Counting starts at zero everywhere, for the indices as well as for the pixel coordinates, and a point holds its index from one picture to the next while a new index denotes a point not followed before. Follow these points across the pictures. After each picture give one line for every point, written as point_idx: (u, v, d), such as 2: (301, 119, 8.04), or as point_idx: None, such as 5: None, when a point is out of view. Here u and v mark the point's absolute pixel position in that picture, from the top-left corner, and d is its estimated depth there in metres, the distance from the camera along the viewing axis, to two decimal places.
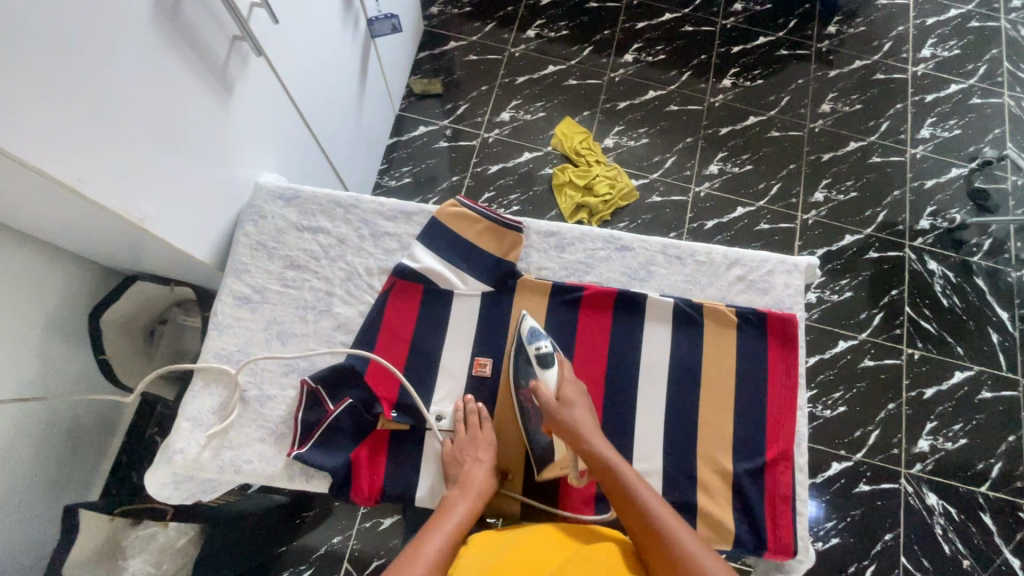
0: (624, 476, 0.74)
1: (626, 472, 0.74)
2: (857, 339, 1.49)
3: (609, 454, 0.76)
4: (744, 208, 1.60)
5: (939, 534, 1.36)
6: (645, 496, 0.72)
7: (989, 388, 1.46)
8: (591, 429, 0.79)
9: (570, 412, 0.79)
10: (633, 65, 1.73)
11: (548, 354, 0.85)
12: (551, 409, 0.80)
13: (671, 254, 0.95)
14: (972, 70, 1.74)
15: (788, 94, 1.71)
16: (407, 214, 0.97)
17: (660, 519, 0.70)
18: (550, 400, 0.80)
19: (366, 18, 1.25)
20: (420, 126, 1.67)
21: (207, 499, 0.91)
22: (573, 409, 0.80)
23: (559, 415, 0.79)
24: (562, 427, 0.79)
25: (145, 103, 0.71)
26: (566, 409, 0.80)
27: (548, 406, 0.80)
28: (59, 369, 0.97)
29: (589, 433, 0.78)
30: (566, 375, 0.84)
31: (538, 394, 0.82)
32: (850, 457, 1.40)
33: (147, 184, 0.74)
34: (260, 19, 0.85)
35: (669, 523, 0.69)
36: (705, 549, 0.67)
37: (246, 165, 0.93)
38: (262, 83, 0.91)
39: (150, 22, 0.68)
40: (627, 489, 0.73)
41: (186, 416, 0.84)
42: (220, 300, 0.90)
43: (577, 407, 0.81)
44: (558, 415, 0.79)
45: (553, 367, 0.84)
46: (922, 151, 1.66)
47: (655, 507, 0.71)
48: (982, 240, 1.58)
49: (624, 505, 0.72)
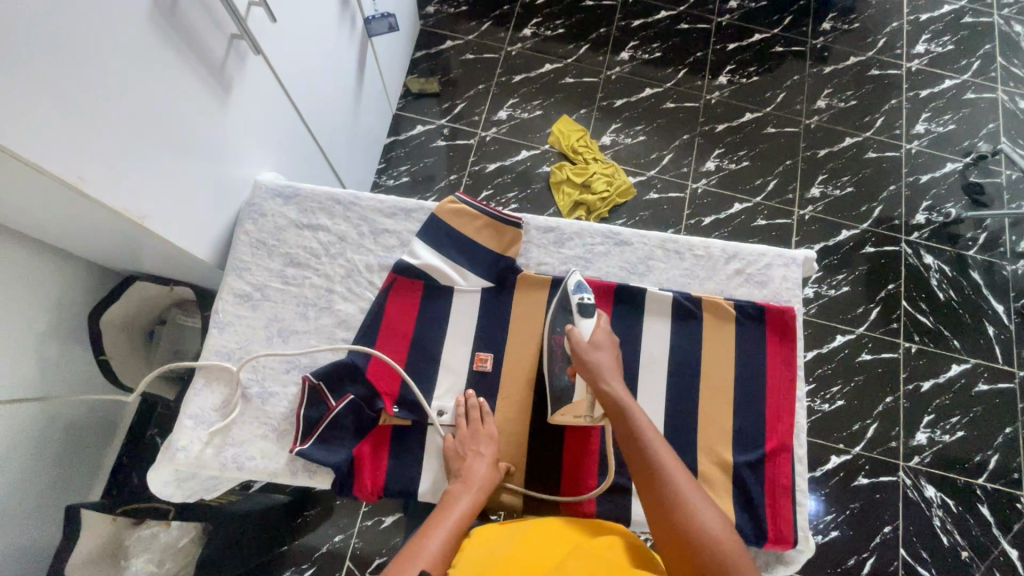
0: (640, 428, 0.72)
1: (641, 423, 0.73)
2: (855, 333, 1.50)
3: (627, 403, 0.75)
4: (741, 204, 1.60)
5: (937, 526, 1.36)
6: (658, 453, 0.70)
7: (986, 380, 1.48)
8: (615, 375, 0.78)
9: (595, 356, 0.79)
10: (630, 63, 1.74)
11: (589, 306, 0.84)
12: (579, 351, 0.80)
13: (669, 249, 0.96)
14: (966, 66, 1.75)
15: (783, 90, 1.72)
16: (406, 211, 0.97)
17: (671, 478, 0.68)
18: (579, 342, 0.80)
19: (363, 17, 1.25)
20: (418, 126, 1.67)
21: (208, 498, 0.91)
22: (601, 354, 0.79)
23: (586, 358, 0.79)
24: (585, 369, 0.78)
25: (141, 99, 0.70)
26: (595, 353, 0.79)
27: (576, 348, 0.80)
28: (60, 370, 0.97)
29: (611, 379, 0.77)
30: (602, 325, 0.84)
31: (569, 335, 0.82)
32: (848, 450, 1.41)
33: (146, 182, 0.74)
34: (258, 19, 0.85)
35: (680, 483, 0.68)
36: (710, 510, 0.66)
37: (245, 164, 0.94)
38: (260, 81, 0.91)
39: (146, 17, 0.68)
40: (637, 441, 0.71)
41: (188, 414, 0.84)
42: (220, 298, 0.90)
43: (606, 354, 0.80)
44: (586, 357, 0.79)
45: (591, 317, 0.84)
46: (917, 146, 1.67)
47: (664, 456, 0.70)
48: (977, 234, 1.59)
49: (633, 453, 0.71)
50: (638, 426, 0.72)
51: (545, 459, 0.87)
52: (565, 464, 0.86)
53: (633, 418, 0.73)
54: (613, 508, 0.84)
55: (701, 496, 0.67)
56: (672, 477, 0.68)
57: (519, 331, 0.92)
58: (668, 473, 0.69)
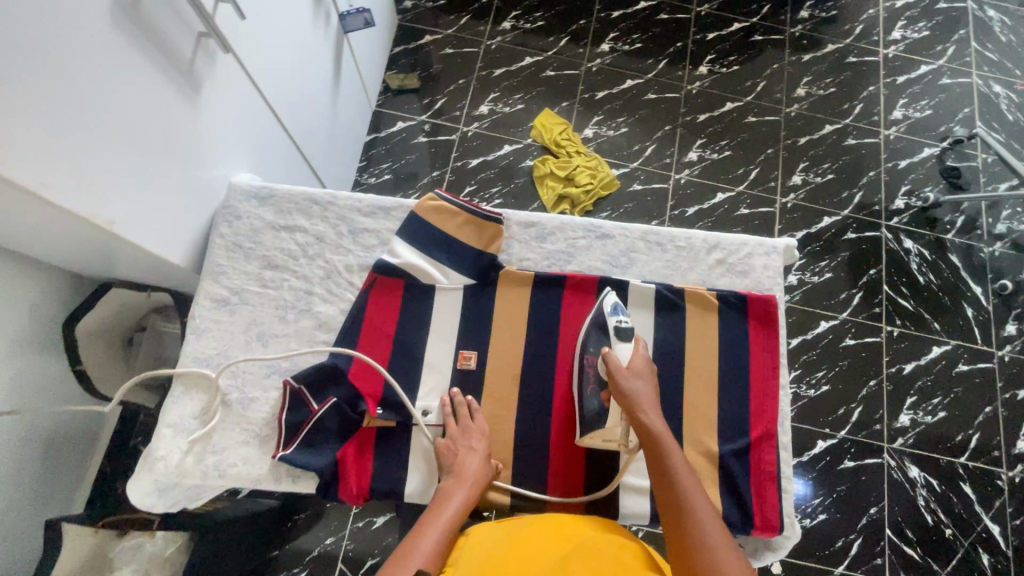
0: (670, 462, 0.71)
1: (673, 456, 0.72)
2: (838, 319, 1.52)
3: (663, 435, 0.74)
4: (723, 193, 1.61)
5: (922, 505, 1.39)
6: (686, 488, 0.69)
7: (966, 361, 1.50)
8: (651, 405, 0.78)
9: (632, 385, 0.79)
10: (610, 55, 1.73)
11: (625, 330, 0.85)
12: (617, 375, 0.80)
13: (651, 241, 0.96)
14: (941, 51, 1.77)
15: (763, 79, 1.72)
16: (385, 210, 0.96)
17: (696, 516, 0.66)
18: (618, 367, 0.81)
19: (337, 13, 1.23)
20: (399, 122, 1.66)
21: (192, 507, 0.90)
22: (640, 382, 0.80)
23: (625, 384, 0.79)
24: (623, 395, 0.79)
25: (105, 102, 0.68)
26: (633, 380, 0.80)
27: (615, 372, 0.81)
28: (36, 381, 0.94)
29: (648, 409, 0.77)
30: (640, 352, 0.84)
31: (607, 358, 0.82)
32: (834, 435, 1.43)
33: (113, 187, 0.71)
34: (226, 16, 0.83)
35: (704, 523, 0.65)
36: (730, 553, 0.62)
37: (218, 165, 0.92)
38: (231, 81, 0.89)
39: (108, 16, 0.66)
40: (665, 473, 0.71)
41: (167, 422, 0.83)
42: (197, 303, 0.89)
43: (644, 382, 0.81)
44: (624, 384, 0.80)
45: (628, 342, 0.85)
46: (895, 131, 1.69)
47: (692, 494, 0.68)
48: (955, 217, 1.61)
49: (660, 485, 0.70)
50: (670, 460, 0.72)
51: (532, 456, 0.86)
52: (553, 460, 0.86)
53: (664, 449, 0.73)
54: (601, 502, 0.85)
55: (721, 536, 0.64)
56: (696, 514, 0.66)
57: (502, 328, 0.91)
58: (693, 509, 0.67)
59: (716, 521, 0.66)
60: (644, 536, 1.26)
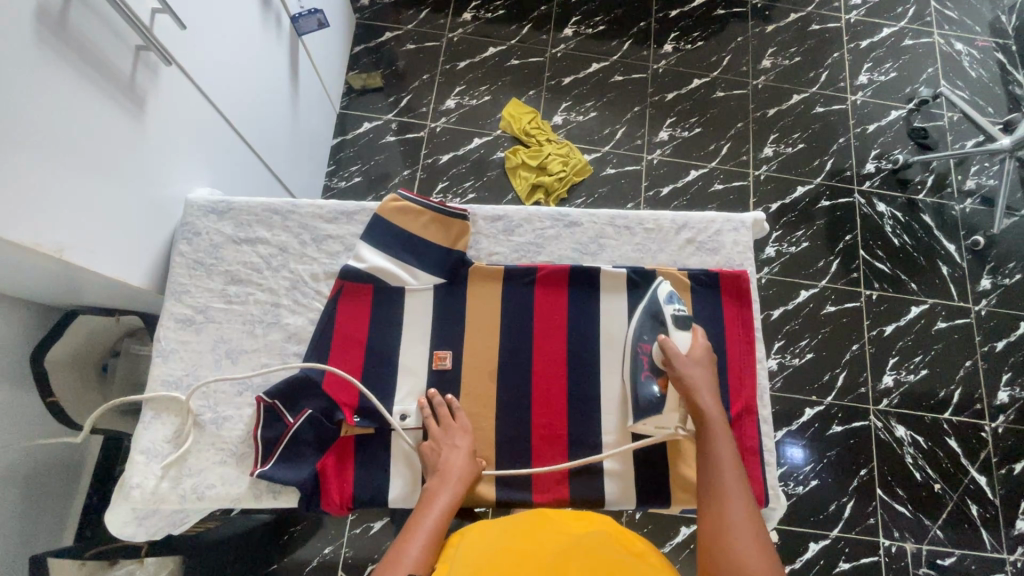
0: (711, 446, 0.72)
1: (717, 441, 0.72)
2: (817, 287, 1.53)
3: (714, 421, 0.74)
4: (696, 170, 1.61)
5: (910, 462, 1.42)
6: (723, 471, 0.70)
7: (944, 318, 1.52)
8: (709, 391, 0.77)
9: (690, 371, 0.78)
10: (574, 39, 1.71)
11: (682, 319, 0.84)
12: (674, 362, 0.79)
13: (620, 225, 0.95)
14: (901, 13, 1.78)
15: (729, 53, 1.72)
16: (348, 214, 0.94)
17: (727, 497, 0.67)
18: (676, 353, 0.79)
19: (289, 16, 1.19)
20: (365, 122, 1.63)
21: (177, 531, 0.89)
22: (699, 369, 0.78)
23: (682, 370, 0.78)
24: (679, 381, 0.78)
25: (42, 121, 0.66)
26: (692, 367, 0.79)
27: (672, 359, 0.79)
28: (8, 417, 0.91)
29: (705, 396, 0.76)
30: (699, 341, 0.82)
31: (663, 344, 0.81)
32: (821, 401, 1.45)
33: (58, 211, 0.69)
34: (165, 26, 0.81)
35: (731, 505, 0.67)
36: (756, 549, 0.62)
37: (173, 182, 0.89)
38: (177, 93, 0.87)
39: (35, 35, 0.63)
40: (706, 462, 0.71)
41: (139, 449, 0.81)
42: (160, 324, 0.87)
43: (703, 370, 0.79)
44: (681, 370, 0.78)
45: (685, 330, 0.83)
46: (861, 96, 1.69)
47: (726, 476, 0.69)
48: (926, 177, 1.63)
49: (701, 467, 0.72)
50: (715, 450, 0.72)
51: (514, 450, 0.86)
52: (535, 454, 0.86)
53: (710, 431, 0.73)
54: (588, 491, 0.85)
55: (749, 525, 0.65)
56: (727, 501, 0.67)
57: (475, 326, 0.90)
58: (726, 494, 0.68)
59: (744, 504, 0.67)
60: (639, 519, 1.27)
